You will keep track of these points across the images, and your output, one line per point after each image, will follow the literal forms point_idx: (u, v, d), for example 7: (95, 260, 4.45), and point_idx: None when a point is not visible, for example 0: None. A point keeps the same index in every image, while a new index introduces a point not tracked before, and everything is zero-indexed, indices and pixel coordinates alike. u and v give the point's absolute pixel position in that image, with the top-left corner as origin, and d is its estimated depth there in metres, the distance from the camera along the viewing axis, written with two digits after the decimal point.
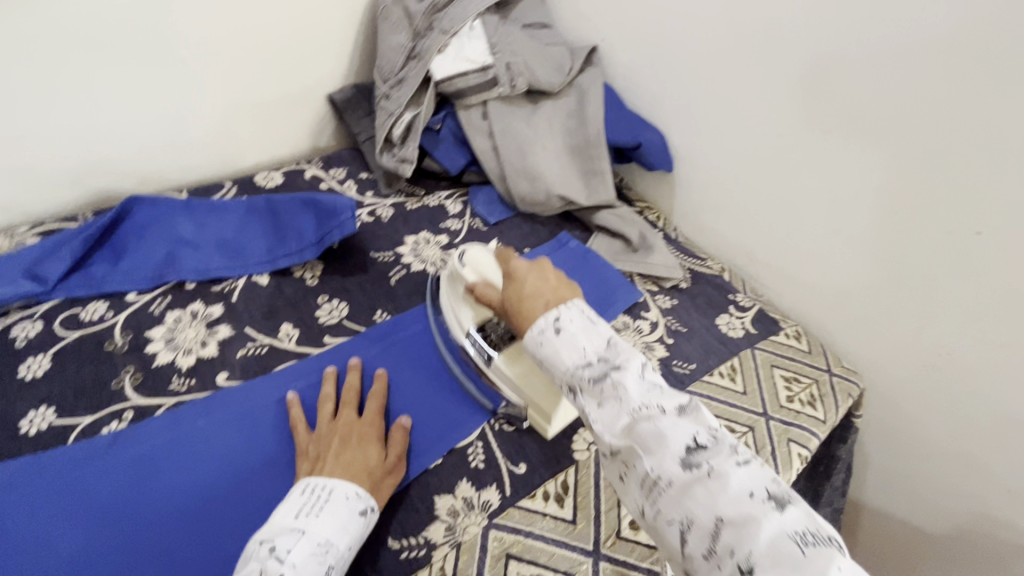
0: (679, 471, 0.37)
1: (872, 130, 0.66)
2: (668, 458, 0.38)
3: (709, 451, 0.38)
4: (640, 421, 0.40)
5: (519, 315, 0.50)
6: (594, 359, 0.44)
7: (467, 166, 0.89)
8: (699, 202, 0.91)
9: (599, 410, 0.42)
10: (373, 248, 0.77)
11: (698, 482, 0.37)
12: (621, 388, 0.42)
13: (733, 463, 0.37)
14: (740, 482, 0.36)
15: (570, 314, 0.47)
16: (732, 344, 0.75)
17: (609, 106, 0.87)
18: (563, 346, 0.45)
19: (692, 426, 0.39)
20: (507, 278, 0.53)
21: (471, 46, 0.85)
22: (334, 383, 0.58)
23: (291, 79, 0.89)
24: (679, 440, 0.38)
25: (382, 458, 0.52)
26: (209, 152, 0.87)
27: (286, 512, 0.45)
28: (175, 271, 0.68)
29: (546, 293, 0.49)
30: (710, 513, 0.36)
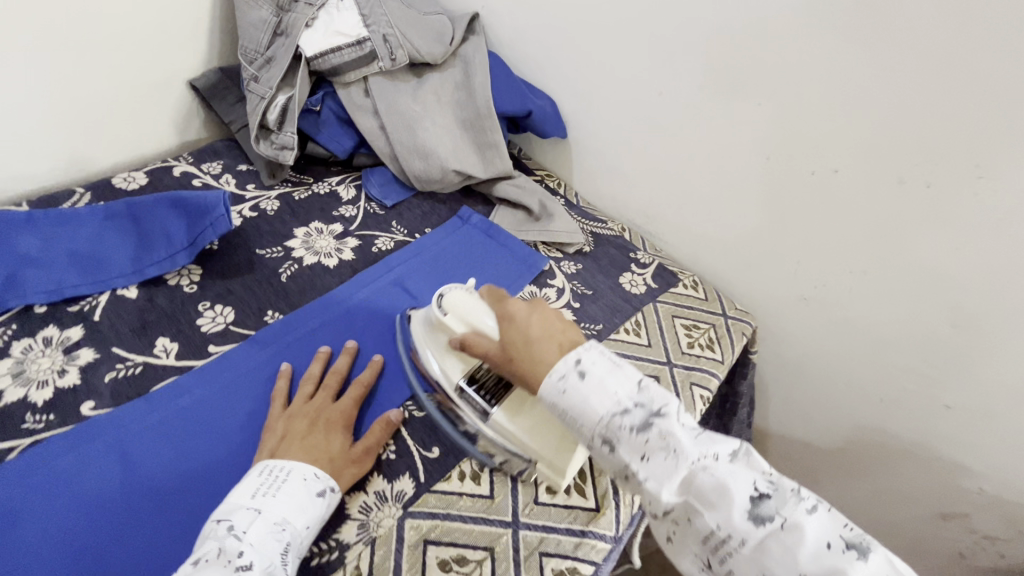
0: (749, 525, 0.38)
1: (738, 82, 0.70)
2: (735, 511, 0.38)
3: (776, 501, 0.38)
4: (699, 474, 0.40)
5: (525, 361, 0.49)
6: (631, 406, 0.43)
7: (356, 148, 0.85)
8: (594, 165, 0.92)
9: (653, 466, 0.42)
10: (257, 244, 0.72)
11: (771, 535, 0.37)
12: (670, 438, 0.41)
13: (802, 511, 0.38)
14: (814, 533, 0.37)
15: (590, 355, 0.46)
16: (636, 300, 0.78)
17: (495, 74, 0.85)
18: (590, 394, 0.44)
19: (750, 475, 0.40)
20: (509, 323, 0.51)
21: (341, 19, 0.80)
22: (322, 364, 0.59)
23: (140, 64, 0.79)
24: (742, 492, 0.39)
25: (346, 447, 0.51)
26: (50, 158, 0.76)
27: (242, 491, 0.45)
28: (18, 293, 0.59)
29: (555, 335, 0.49)
30: (793, 570, 0.36)
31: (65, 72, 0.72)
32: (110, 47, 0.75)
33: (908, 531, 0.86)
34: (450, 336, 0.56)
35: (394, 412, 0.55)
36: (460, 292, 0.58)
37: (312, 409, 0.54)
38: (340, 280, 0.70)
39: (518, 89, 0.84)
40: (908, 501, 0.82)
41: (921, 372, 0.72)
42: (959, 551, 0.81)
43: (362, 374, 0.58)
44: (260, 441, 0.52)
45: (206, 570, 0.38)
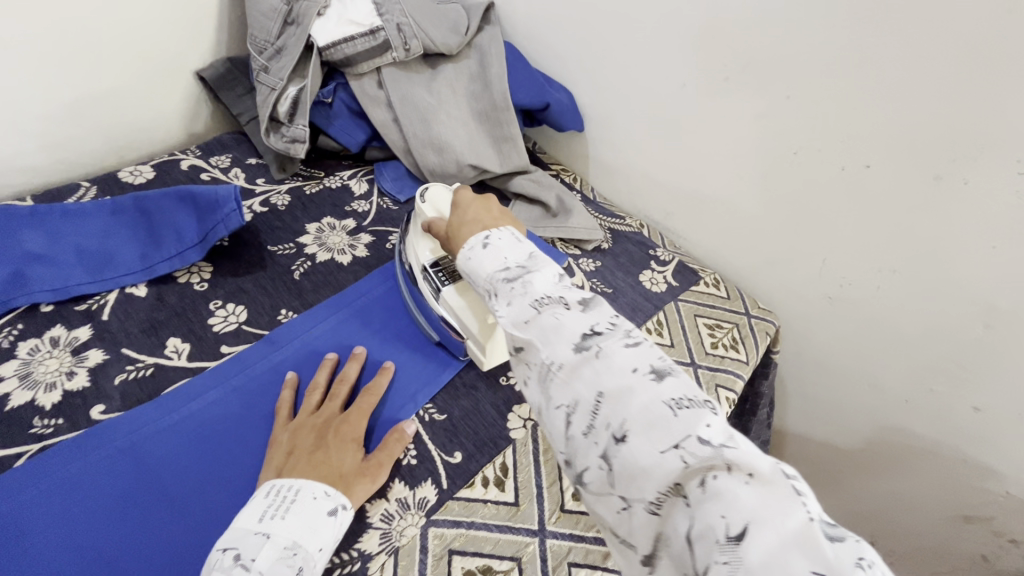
0: (570, 355, 0.36)
1: (766, 76, 0.67)
2: (560, 342, 0.37)
3: (602, 336, 0.37)
4: (541, 313, 0.39)
5: (456, 240, 0.51)
6: (513, 265, 0.43)
7: (368, 141, 0.82)
8: (611, 159, 0.90)
9: (509, 311, 0.41)
10: (269, 240, 0.69)
11: (586, 363, 0.36)
12: (529, 284, 0.41)
13: (623, 345, 0.36)
14: (624, 359, 0.35)
15: (500, 234, 0.47)
16: (657, 298, 0.75)
17: (511, 65, 0.82)
18: (487, 258, 0.45)
19: (590, 317, 0.38)
20: (454, 208, 0.54)
21: (354, 8, 0.77)
22: (329, 373, 0.56)
23: (146, 54, 0.76)
24: (575, 327, 0.37)
25: (359, 460, 0.49)
26: (55, 151, 0.74)
27: (251, 514, 0.43)
28: (24, 292, 0.57)
29: (484, 220, 0.50)
30: (594, 389, 0.35)
31: (67, 62, 0.70)
32: (115, 37, 0.72)
33: (930, 535, 0.84)
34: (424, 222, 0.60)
35: (407, 423, 0.53)
36: (444, 188, 0.62)
37: (321, 420, 0.51)
38: (354, 277, 0.68)
39: (535, 81, 0.82)
40: (931, 504, 0.81)
41: (950, 374, 0.70)
42: (982, 556, 0.79)
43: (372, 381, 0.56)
44: (266, 458, 0.50)
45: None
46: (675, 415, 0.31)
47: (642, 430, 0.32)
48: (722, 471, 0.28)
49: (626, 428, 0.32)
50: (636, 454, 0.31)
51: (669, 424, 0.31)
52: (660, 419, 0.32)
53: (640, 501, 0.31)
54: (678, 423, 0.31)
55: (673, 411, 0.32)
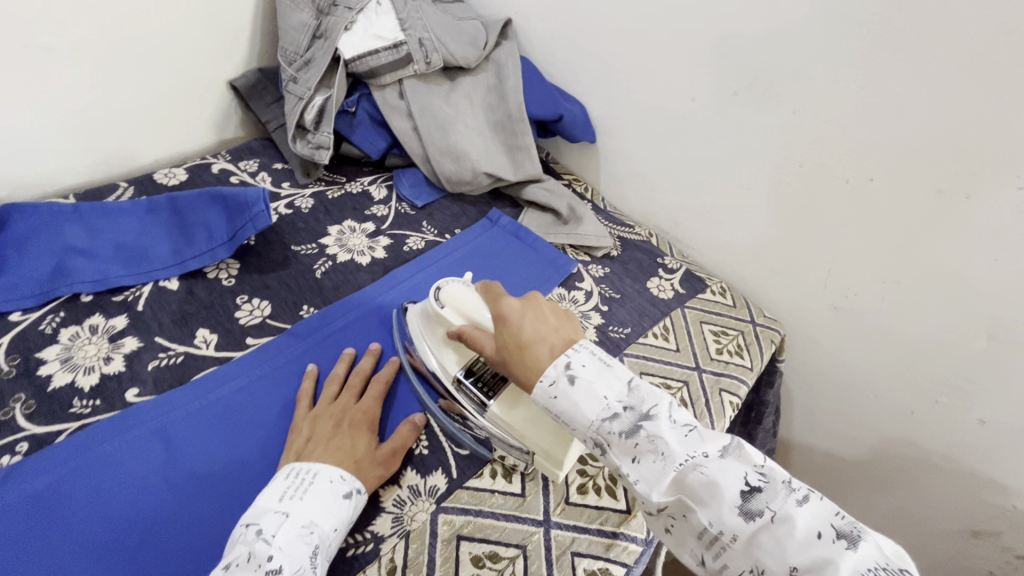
0: (740, 523, 0.37)
1: (771, 91, 0.70)
2: (726, 509, 0.37)
3: (766, 494, 0.38)
4: (687, 474, 0.39)
5: (521, 363, 0.47)
6: (620, 409, 0.42)
7: (388, 149, 0.86)
8: (622, 170, 0.92)
9: (645, 469, 0.40)
10: (293, 241, 0.73)
11: (763, 530, 0.36)
12: (658, 438, 0.40)
13: (792, 502, 0.37)
14: (805, 523, 0.36)
15: (580, 357, 0.45)
16: (664, 305, 0.77)
17: (527, 79, 0.86)
18: (580, 399, 0.43)
19: (740, 467, 0.39)
20: (500, 321, 0.50)
21: (379, 23, 0.81)
22: (346, 365, 0.59)
23: (184, 64, 0.81)
24: (732, 486, 0.38)
25: (373, 448, 0.51)
26: (96, 153, 0.79)
27: (270, 494, 0.45)
28: (67, 283, 0.61)
29: (546, 335, 0.48)
30: (783, 562, 0.35)
31: (112, 70, 0.75)
32: (156, 46, 0.77)
33: (936, 547, 0.84)
34: (448, 329, 0.55)
35: (418, 415, 0.56)
36: (458, 283, 0.57)
37: (339, 409, 0.54)
38: (372, 277, 0.71)
39: (550, 94, 0.85)
40: (936, 516, 0.81)
41: (953, 385, 0.71)
42: (988, 569, 0.79)
43: (384, 372, 0.59)
44: (285, 443, 0.52)
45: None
46: None
47: None
48: None
49: None
50: None
51: None
52: None
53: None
54: None
55: None
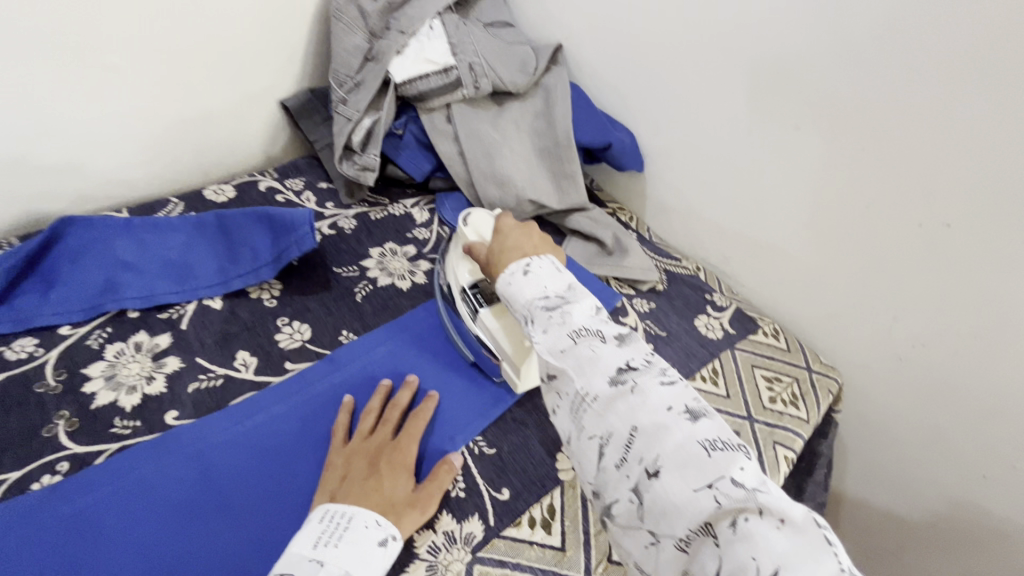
0: (606, 387, 0.40)
1: (838, 127, 0.66)
2: (596, 375, 0.41)
3: (638, 372, 0.40)
4: (579, 344, 0.43)
5: (499, 263, 0.56)
6: (552, 294, 0.48)
7: (432, 172, 0.86)
8: (670, 201, 0.90)
9: (545, 338, 0.45)
10: (335, 262, 0.72)
11: (621, 396, 0.39)
12: (568, 314, 0.45)
13: (657, 382, 0.40)
14: (660, 398, 0.39)
15: (540, 262, 0.52)
16: (713, 345, 0.74)
17: (576, 105, 0.84)
18: (525, 283, 0.49)
19: (628, 352, 0.42)
20: (496, 233, 0.60)
21: (431, 47, 0.81)
22: (383, 398, 0.57)
23: (239, 83, 0.82)
24: (612, 361, 0.41)
25: (410, 492, 0.50)
26: (150, 167, 0.80)
27: (306, 537, 0.44)
28: (116, 298, 0.62)
29: (526, 246, 0.56)
30: (628, 424, 0.38)
31: (171, 88, 0.76)
32: (214, 66, 0.79)
33: None
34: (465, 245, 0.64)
35: (455, 455, 0.53)
36: (485, 212, 0.65)
37: (375, 448, 0.52)
38: (412, 303, 0.70)
39: (599, 121, 0.83)
40: None
41: None
42: None
43: (422, 407, 0.56)
44: (318, 483, 0.50)
45: None
46: (710, 456, 0.35)
47: (675, 466, 0.35)
48: (753, 515, 0.32)
49: (660, 464, 0.36)
50: (668, 489, 0.35)
51: (704, 464, 0.35)
52: (695, 459, 0.35)
53: (669, 536, 0.35)
54: (713, 464, 0.35)
55: (707, 452, 0.35)
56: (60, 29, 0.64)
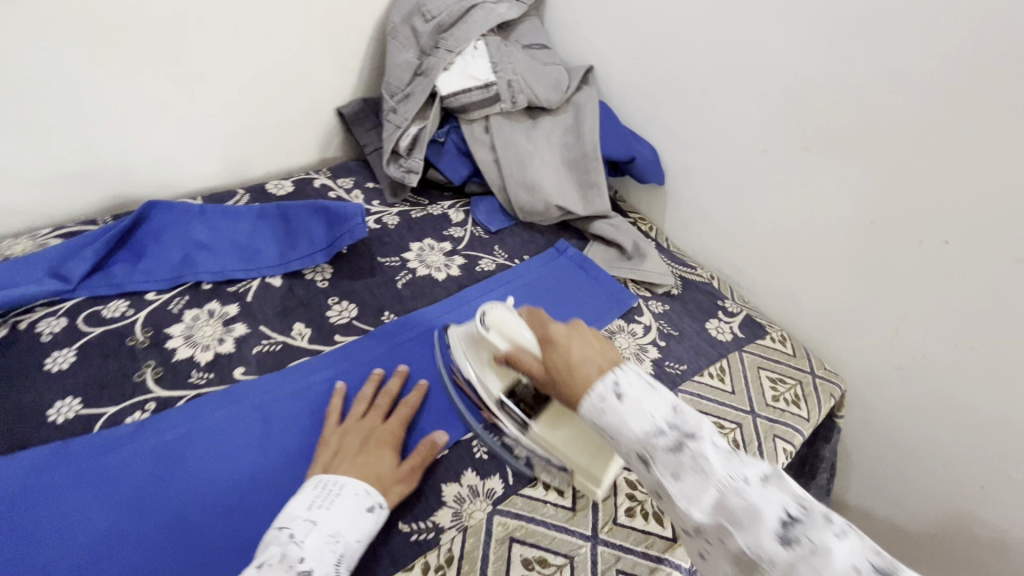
0: (778, 550, 0.34)
1: (848, 148, 0.72)
2: (763, 534, 0.34)
3: (805, 524, 0.34)
4: (728, 495, 0.36)
5: (569, 386, 0.45)
6: (665, 427, 0.39)
7: (469, 177, 0.94)
8: (688, 213, 0.96)
9: (680, 487, 0.38)
10: (379, 253, 0.81)
11: (801, 560, 0.33)
12: (702, 459, 0.38)
13: (832, 535, 0.33)
14: (845, 556, 0.32)
15: (628, 376, 0.42)
16: (722, 346, 0.79)
17: (604, 122, 0.92)
18: (626, 414, 0.40)
19: (781, 495, 0.35)
20: (548, 344, 0.48)
21: (474, 65, 0.90)
22: (375, 385, 0.61)
23: (303, 91, 0.92)
24: (771, 513, 0.34)
25: (396, 465, 0.54)
26: (221, 162, 0.90)
27: (300, 502, 0.48)
28: (192, 271, 0.71)
29: (597, 358, 0.45)
30: None
31: (245, 92, 0.86)
32: (284, 75, 0.88)
33: None
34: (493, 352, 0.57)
35: (438, 434, 0.57)
36: (503, 306, 0.59)
37: (366, 427, 0.56)
38: (446, 292, 0.78)
39: (625, 137, 0.91)
40: None
41: None
42: None
43: (410, 396, 0.61)
44: (313, 456, 0.55)
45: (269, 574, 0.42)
46: None
47: None
48: None
49: None
50: None
51: None
52: None
53: None
54: None
55: None
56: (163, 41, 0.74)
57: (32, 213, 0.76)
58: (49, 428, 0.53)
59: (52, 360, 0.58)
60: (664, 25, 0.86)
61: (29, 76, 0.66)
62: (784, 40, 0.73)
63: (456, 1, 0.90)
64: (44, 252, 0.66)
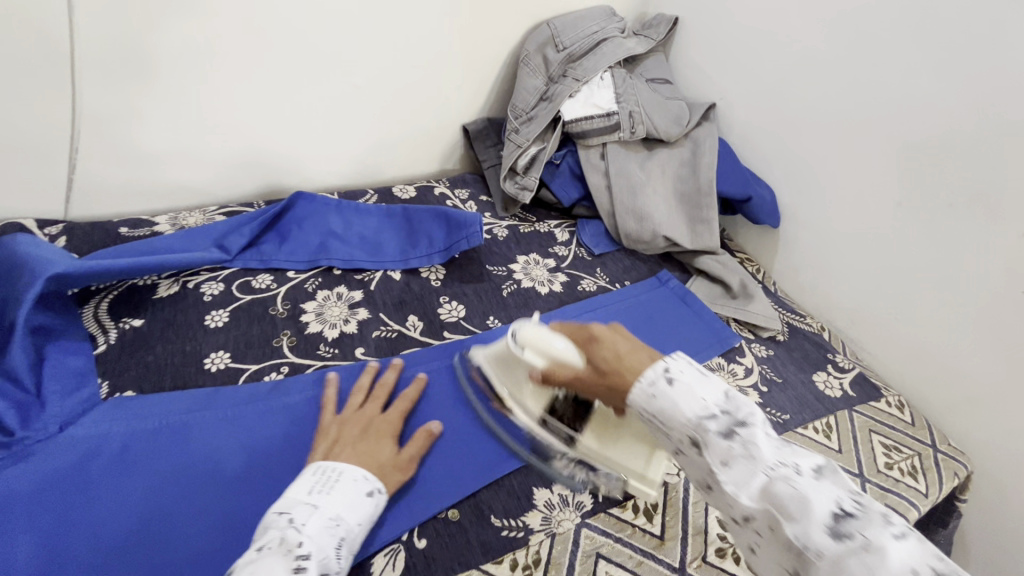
0: (829, 541, 0.34)
1: (1002, 210, 0.66)
2: (814, 526, 0.35)
3: (860, 521, 0.34)
4: (775, 482, 0.37)
5: (621, 378, 0.47)
6: (717, 411, 0.41)
7: (579, 200, 0.96)
8: (802, 259, 0.92)
9: (732, 472, 0.39)
10: (488, 261, 0.85)
11: (851, 554, 0.33)
12: (754, 445, 0.39)
13: (889, 535, 0.33)
14: (900, 558, 0.32)
15: (679, 365, 0.44)
16: (830, 402, 0.75)
17: (722, 159, 0.91)
18: (678, 398, 0.42)
19: (834, 491, 0.36)
20: (591, 343, 0.50)
21: (599, 94, 0.93)
22: (371, 377, 0.62)
23: (437, 107, 1.00)
24: (824, 506, 0.35)
25: (394, 454, 0.54)
26: (357, 164, 0.99)
27: (298, 488, 0.48)
28: (327, 257, 0.78)
29: (640, 348, 0.48)
30: None
31: (388, 105, 0.95)
32: (423, 91, 0.96)
33: None
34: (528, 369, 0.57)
35: (433, 425, 0.58)
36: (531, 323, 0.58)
37: (365, 417, 0.57)
38: (547, 306, 0.80)
39: (742, 175, 0.90)
40: None
41: None
42: None
43: (408, 388, 0.62)
44: (313, 443, 0.56)
45: (269, 555, 0.41)
46: None
47: None
48: None
49: None
50: None
51: None
52: None
53: None
54: None
55: None
56: (328, 54, 0.84)
57: (203, 192, 0.88)
58: (204, 374, 0.61)
59: (210, 317, 0.67)
60: (802, 68, 0.85)
61: (222, 76, 0.78)
62: (937, 91, 0.70)
63: (588, 35, 0.95)
64: (212, 226, 0.76)
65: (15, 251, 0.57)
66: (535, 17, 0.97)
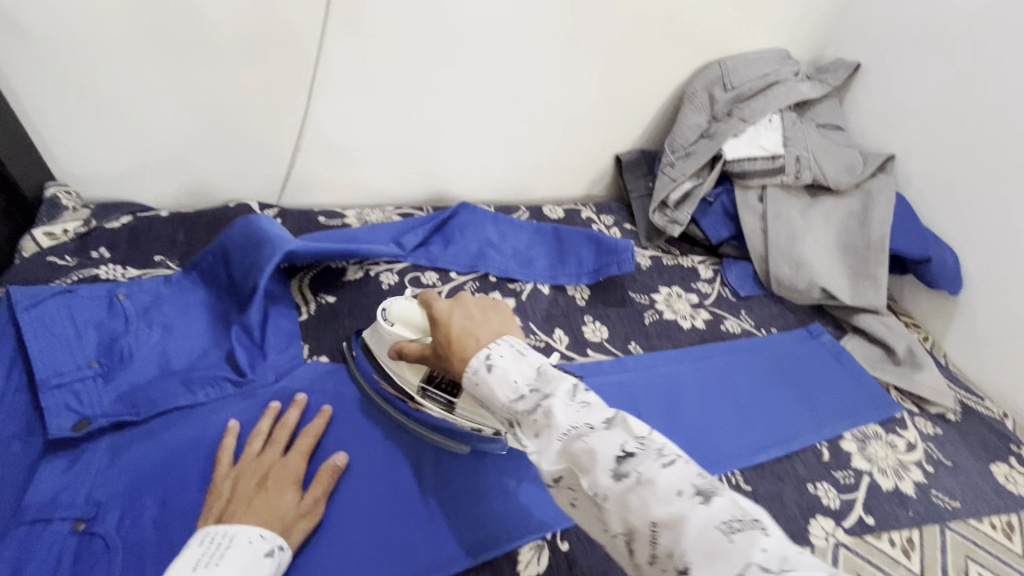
0: (610, 483, 0.37)
1: None
2: (599, 471, 0.37)
3: (636, 458, 0.37)
4: (572, 442, 0.39)
5: (453, 360, 0.47)
6: (524, 390, 0.42)
7: (728, 239, 0.95)
8: (985, 335, 0.82)
9: (536, 446, 0.40)
10: (630, 288, 0.87)
11: (631, 491, 0.36)
12: (551, 414, 0.40)
13: (659, 464, 0.36)
14: (668, 482, 0.36)
15: (500, 349, 0.44)
16: (1011, 499, 0.67)
17: (898, 216, 0.86)
18: (494, 385, 0.42)
19: (620, 435, 0.38)
20: (433, 324, 0.50)
21: (766, 136, 0.92)
22: (272, 419, 0.58)
23: (595, 136, 1.04)
24: (609, 450, 0.38)
25: (296, 503, 0.51)
26: (512, 182, 1.06)
27: (182, 565, 0.43)
28: (484, 264, 0.84)
29: (475, 329, 0.47)
30: (645, 521, 0.35)
31: (553, 131, 1.01)
32: (586, 121, 1.01)
33: None
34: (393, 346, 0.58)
35: (336, 456, 0.56)
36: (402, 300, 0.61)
37: (264, 466, 0.53)
38: (688, 342, 0.80)
39: (922, 235, 0.84)
40: None
41: None
42: None
43: (312, 425, 0.58)
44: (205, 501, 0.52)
45: None
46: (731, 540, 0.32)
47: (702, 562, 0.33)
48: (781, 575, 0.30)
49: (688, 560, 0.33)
50: None
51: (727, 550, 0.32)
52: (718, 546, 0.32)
53: None
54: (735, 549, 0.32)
55: (727, 535, 0.33)
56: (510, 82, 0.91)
57: (383, 194, 1.00)
58: None
59: None
60: (1013, 126, 0.77)
61: (421, 95, 0.89)
62: None
63: (760, 76, 0.94)
64: (390, 224, 0.86)
65: (258, 226, 0.68)
66: (707, 56, 0.98)
